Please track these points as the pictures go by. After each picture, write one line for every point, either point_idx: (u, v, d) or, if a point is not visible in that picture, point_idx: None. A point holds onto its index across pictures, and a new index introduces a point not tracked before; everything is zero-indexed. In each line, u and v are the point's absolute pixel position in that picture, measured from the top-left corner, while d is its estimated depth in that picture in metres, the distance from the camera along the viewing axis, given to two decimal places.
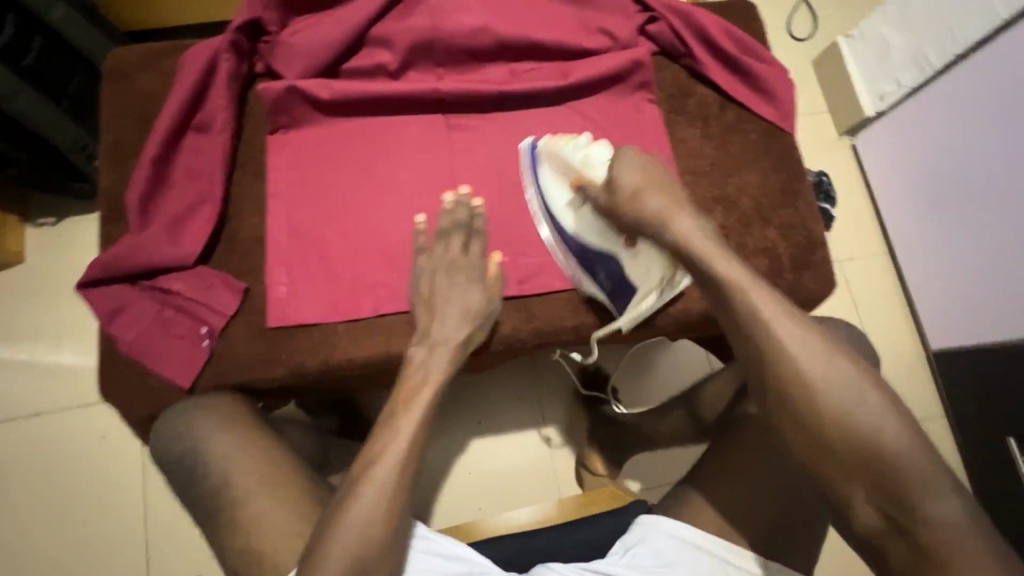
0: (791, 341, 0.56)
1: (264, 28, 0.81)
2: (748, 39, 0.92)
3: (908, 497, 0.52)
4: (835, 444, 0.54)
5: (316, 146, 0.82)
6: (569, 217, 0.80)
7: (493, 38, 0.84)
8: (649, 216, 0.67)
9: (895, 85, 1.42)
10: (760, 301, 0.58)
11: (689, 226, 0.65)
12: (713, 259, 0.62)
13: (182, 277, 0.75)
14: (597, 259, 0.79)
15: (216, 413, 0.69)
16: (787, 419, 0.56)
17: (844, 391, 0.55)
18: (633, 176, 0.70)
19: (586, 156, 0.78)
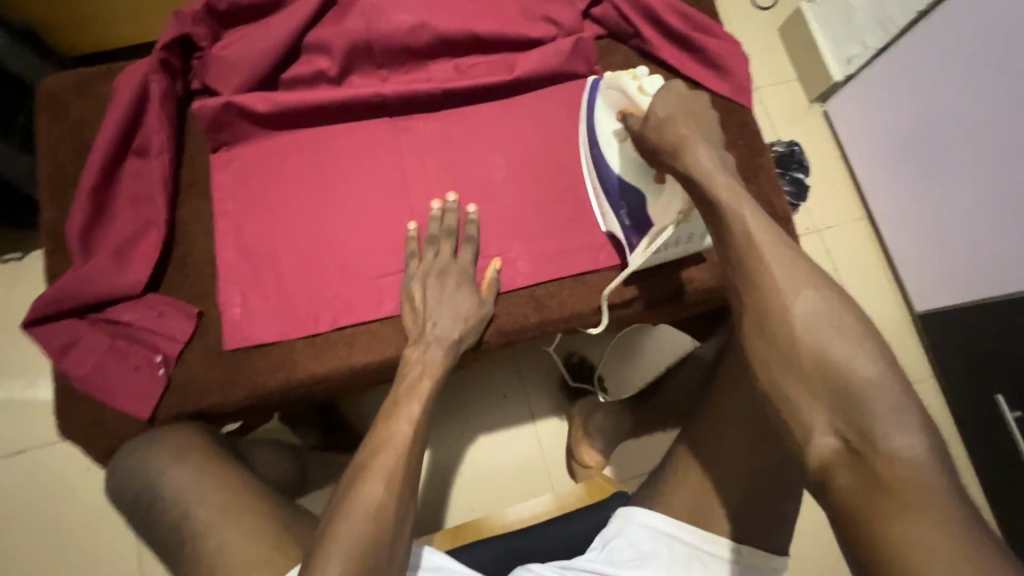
0: (776, 264, 0.54)
1: (196, 44, 0.78)
2: (697, 14, 0.90)
3: (870, 425, 0.48)
4: (809, 373, 0.51)
5: (259, 160, 0.80)
6: (611, 150, 0.76)
7: (432, 35, 0.82)
8: (670, 146, 0.62)
9: (861, 48, 1.40)
10: (753, 224, 0.55)
11: (708, 156, 0.60)
12: (715, 183, 0.58)
13: (132, 307, 0.73)
14: (621, 193, 0.77)
15: (170, 443, 0.69)
16: (761, 341, 0.53)
17: (827, 321, 0.51)
18: (670, 106, 0.64)
19: (641, 85, 0.71)
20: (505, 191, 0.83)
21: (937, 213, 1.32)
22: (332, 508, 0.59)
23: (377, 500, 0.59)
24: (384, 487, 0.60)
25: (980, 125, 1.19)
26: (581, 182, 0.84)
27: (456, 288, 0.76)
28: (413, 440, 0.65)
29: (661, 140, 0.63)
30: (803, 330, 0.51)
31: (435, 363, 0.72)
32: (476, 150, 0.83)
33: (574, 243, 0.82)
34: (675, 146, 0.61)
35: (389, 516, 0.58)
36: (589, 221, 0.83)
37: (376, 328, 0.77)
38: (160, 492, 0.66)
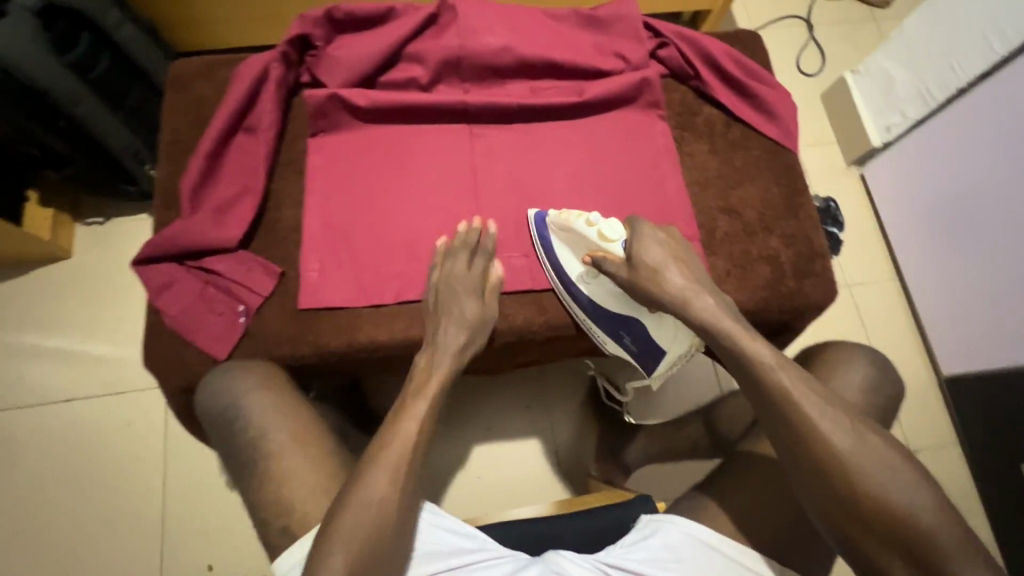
0: (815, 415, 0.62)
1: (312, 43, 0.90)
2: (752, 64, 0.99)
3: (937, 562, 0.56)
4: (867, 513, 0.59)
5: (349, 147, 0.89)
6: (586, 286, 0.83)
7: (516, 57, 0.92)
8: (674, 293, 0.73)
9: (900, 117, 1.48)
10: (786, 379, 0.64)
11: (710, 306, 0.72)
12: (723, 328, 0.70)
13: (224, 259, 0.81)
14: (621, 326, 0.84)
15: (257, 372, 0.75)
16: (811, 473, 0.61)
17: (867, 458, 0.60)
18: (655, 254, 0.76)
19: (600, 229, 0.79)
20: (564, 200, 0.90)
21: (966, 282, 1.37)
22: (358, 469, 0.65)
23: (398, 459, 0.65)
24: (401, 450, 0.66)
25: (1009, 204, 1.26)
26: (633, 199, 0.92)
27: (467, 296, 0.80)
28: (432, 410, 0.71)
29: (669, 291, 0.74)
30: (866, 486, 0.59)
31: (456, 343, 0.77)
32: (541, 160, 0.92)
33: None
34: (688, 299, 0.73)
35: (402, 475, 0.65)
36: None
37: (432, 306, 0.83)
38: (240, 415, 0.72)
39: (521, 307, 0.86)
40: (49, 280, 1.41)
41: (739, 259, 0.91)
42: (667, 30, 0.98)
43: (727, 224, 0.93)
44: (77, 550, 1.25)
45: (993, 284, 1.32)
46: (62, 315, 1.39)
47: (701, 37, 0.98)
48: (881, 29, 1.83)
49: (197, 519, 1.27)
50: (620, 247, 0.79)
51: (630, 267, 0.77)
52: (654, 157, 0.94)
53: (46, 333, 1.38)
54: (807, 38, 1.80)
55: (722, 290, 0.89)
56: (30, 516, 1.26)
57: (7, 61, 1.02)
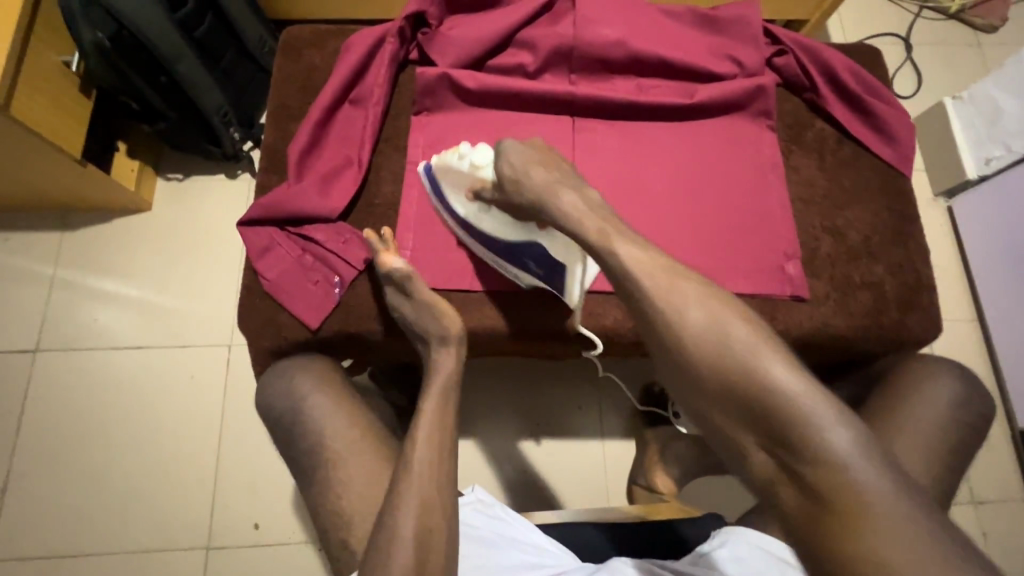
0: (663, 298, 0.60)
1: (427, 21, 0.89)
2: (873, 80, 0.94)
3: (792, 435, 0.53)
4: (716, 393, 0.57)
5: (451, 129, 0.88)
6: (478, 220, 0.78)
7: (629, 52, 0.90)
8: (537, 193, 0.69)
9: (1003, 150, 1.40)
10: (634, 258, 0.61)
11: (573, 200, 0.67)
12: (585, 229, 0.65)
13: (323, 229, 0.81)
14: (522, 253, 0.78)
15: (313, 373, 0.77)
16: (667, 361, 0.60)
17: (727, 342, 0.57)
18: (518, 155, 0.71)
19: (472, 160, 0.76)
20: (665, 206, 0.88)
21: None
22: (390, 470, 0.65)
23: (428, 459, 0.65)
24: (428, 451, 0.66)
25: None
26: (734, 210, 0.88)
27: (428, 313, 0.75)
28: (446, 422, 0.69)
29: (535, 191, 0.69)
30: (728, 374, 0.56)
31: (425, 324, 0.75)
32: (642, 160, 0.90)
33: (721, 265, 0.86)
34: (545, 201, 0.68)
35: (442, 480, 0.65)
36: (735, 250, 0.87)
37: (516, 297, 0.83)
38: (303, 414, 0.75)
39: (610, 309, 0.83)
40: (129, 229, 1.45)
41: (840, 284, 0.87)
42: (787, 38, 0.94)
43: (831, 247, 0.89)
44: (131, 492, 1.29)
45: None
46: (137, 265, 1.44)
47: (822, 47, 0.93)
48: (986, 55, 1.73)
49: (246, 477, 1.30)
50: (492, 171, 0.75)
51: (497, 188, 0.73)
52: (759, 167, 0.90)
53: (121, 281, 1.42)
54: (903, 57, 1.71)
55: (819, 314, 0.85)
56: (92, 453, 1.31)
57: (123, 14, 1.06)
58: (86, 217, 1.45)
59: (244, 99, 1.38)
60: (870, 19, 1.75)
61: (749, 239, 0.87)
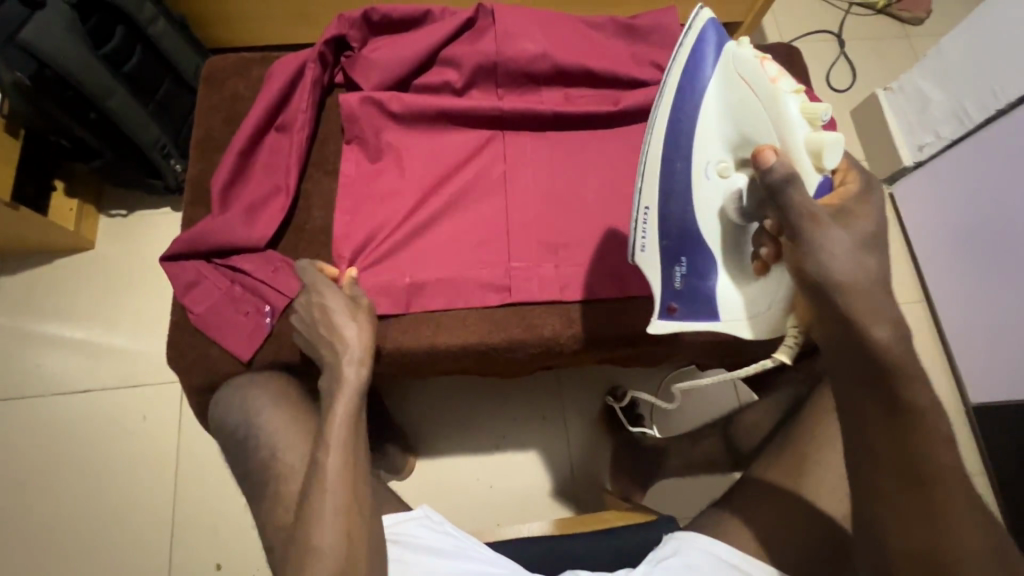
0: (939, 466, 0.51)
1: (348, 44, 0.89)
2: None
3: None
4: (917, 559, 0.52)
5: (380, 149, 0.88)
6: (704, 178, 0.61)
7: (552, 64, 0.91)
8: (845, 281, 0.50)
9: (934, 137, 1.46)
10: (925, 399, 0.51)
11: (865, 268, 0.51)
12: (876, 331, 0.50)
13: (251, 258, 0.80)
14: (687, 249, 0.64)
15: (270, 387, 0.75)
16: (884, 499, 0.53)
17: (977, 522, 0.51)
18: (861, 222, 0.54)
19: (823, 148, 0.55)
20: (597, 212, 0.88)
21: (996, 306, 1.34)
22: (308, 481, 0.62)
23: (332, 472, 0.62)
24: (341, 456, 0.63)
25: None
26: None
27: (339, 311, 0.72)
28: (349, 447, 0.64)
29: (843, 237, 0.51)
30: (949, 559, 0.50)
31: (329, 310, 0.72)
32: (573, 168, 0.90)
33: None
34: (852, 294, 0.50)
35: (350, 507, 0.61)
36: None
37: (461, 315, 0.83)
38: (251, 432, 0.71)
39: (550, 318, 0.83)
40: (71, 269, 1.41)
41: None
42: None
43: None
44: (85, 543, 1.24)
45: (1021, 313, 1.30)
46: (82, 305, 1.39)
47: None
48: (914, 46, 1.80)
49: (206, 517, 1.26)
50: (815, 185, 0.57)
51: (789, 217, 0.52)
52: None
53: (65, 323, 1.38)
54: (837, 53, 1.77)
55: None
56: (41, 505, 1.26)
57: (43, 51, 1.02)
58: (25, 260, 1.41)
59: (183, 131, 1.37)
60: (802, 18, 1.81)
61: None
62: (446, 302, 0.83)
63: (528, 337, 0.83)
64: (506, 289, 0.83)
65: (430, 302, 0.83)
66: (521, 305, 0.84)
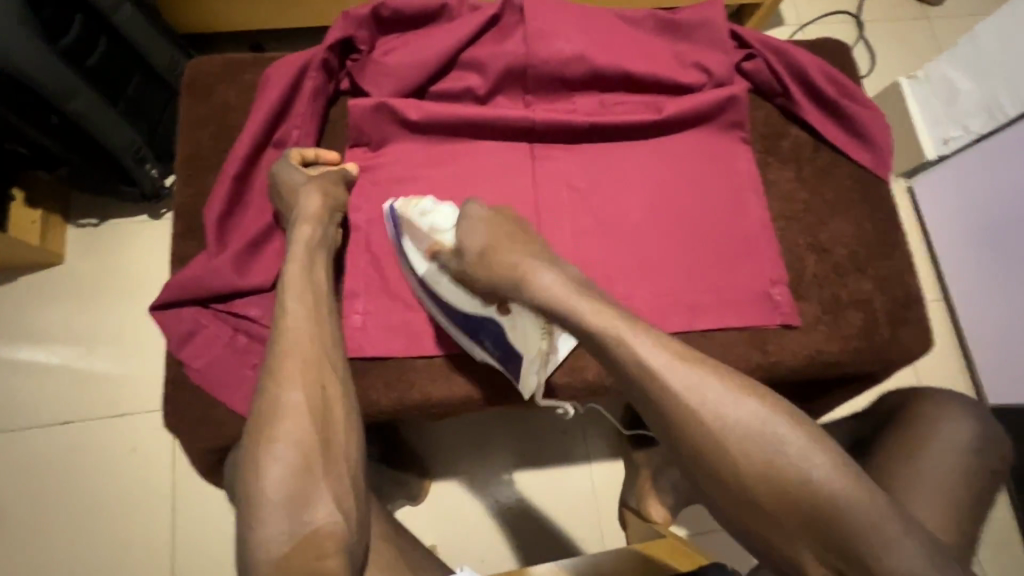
0: (714, 401, 0.55)
1: (356, 46, 0.77)
2: (846, 81, 0.88)
3: (857, 550, 0.50)
4: (766, 505, 0.52)
5: (398, 168, 0.78)
6: (443, 287, 0.71)
7: (588, 67, 0.80)
8: (506, 273, 0.65)
9: (961, 131, 1.37)
10: (641, 346, 0.57)
11: (555, 283, 0.62)
12: (575, 305, 0.61)
13: (257, 302, 0.70)
14: (476, 327, 0.71)
15: None
16: (708, 467, 0.55)
17: (761, 439, 0.53)
18: (479, 237, 0.67)
19: (433, 219, 0.71)
20: (639, 238, 0.80)
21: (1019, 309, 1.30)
22: (248, 470, 0.55)
23: (286, 464, 0.55)
24: (293, 436, 0.56)
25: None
26: (714, 236, 0.82)
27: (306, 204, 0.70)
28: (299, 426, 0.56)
29: (508, 273, 0.65)
30: (778, 491, 0.52)
31: (305, 239, 0.67)
32: (613, 187, 0.82)
33: (702, 298, 0.79)
34: (520, 281, 0.64)
35: (298, 496, 0.54)
36: (717, 280, 0.80)
37: (497, 359, 0.74)
38: None
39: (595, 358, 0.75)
40: (40, 287, 1.28)
41: (828, 305, 0.82)
42: (755, 40, 0.86)
43: (816, 265, 0.83)
44: None
45: None
46: (54, 326, 1.27)
47: (791, 47, 0.86)
48: (935, 29, 1.72)
49: (206, 553, 1.18)
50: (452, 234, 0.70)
51: (459, 254, 0.68)
52: (736, 185, 0.84)
53: (37, 347, 1.25)
54: (856, 37, 1.68)
55: (811, 341, 0.80)
56: (24, 547, 1.16)
57: None
58: None
59: (158, 131, 1.22)
60: None
61: (731, 264, 0.81)
62: (477, 342, 0.74)
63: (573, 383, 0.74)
64: None
65: (459, 342, 0.73)
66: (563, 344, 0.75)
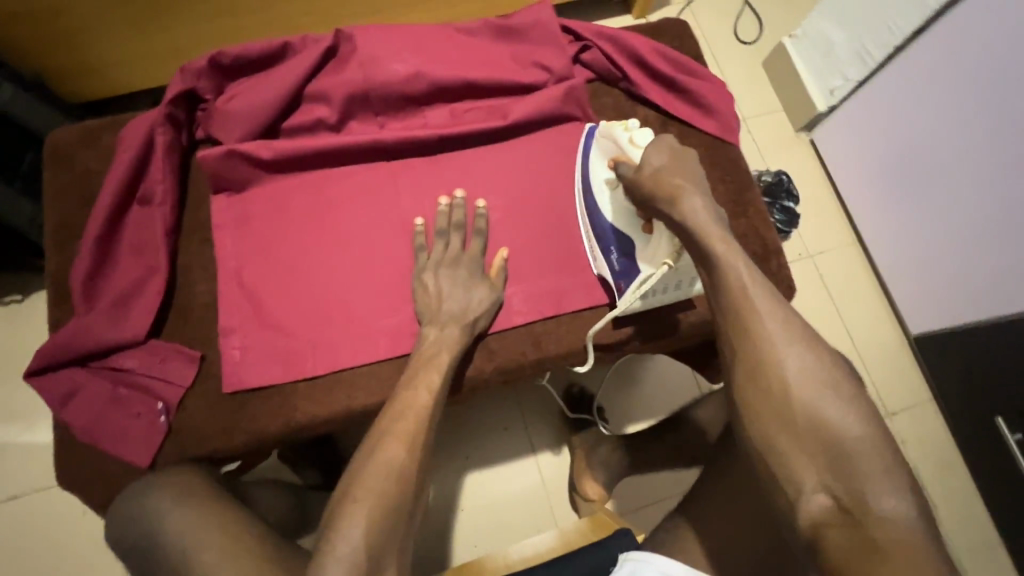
0: (777, 330, 0.56)
1: (201, 96, 0.82)
2: (681, 57, 0.93)
3: (864, 491, 0.51)
4: (801, 433, 0.53)
5: (261, 206, 0.82)
6: (605, 194, 0.77)
7: (428, 82, 0.85)
8: (665, 192, 0.63)
9: (843, 80, 1.39)
10: (741, 263, 0.59)
11: (703, 208, 0.62)
12: (710, 234, 0.60)
13: (135, 353, 0.73)
14: (614, 239, 0.78)
15: (170, 486, 0.66)
16: (751, 389, 0.56)
17: (824, 385, 0.54)
18: (661, 158, 0.66)
19: (631, 137, 0.72)
20: (503, 234, 0.84)
21: (931, 240, 1.30)
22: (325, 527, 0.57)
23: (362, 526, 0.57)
24: (377, 492, 0.59)
25: (972, 160, 1.18)
26: (574, 221, 0.86)
27: (456, 281, 0.78)
28: (391, 482, 0.60)
29: (655, 190, 0.64)
30: (813, 419, 0.53)
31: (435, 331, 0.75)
32: (472, 190, 0.85)
33: (568, 282, 0.83)
34: (660, 192, 0.64)
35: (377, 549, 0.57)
36: (581, 262, 0.85)
37: (377, 369, 0.77)
38: (156, 540, 0.63)
39: (470, 355, 0.79)
40: None
41: None
42: (587, 32, 0.91)
43: None
44: None
45: (955, 242, 1.26)
46: None
47: (622, 34, 0.91)
48: None
49: None
50: (640, 154, 0.70)
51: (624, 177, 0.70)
52: None
53: None
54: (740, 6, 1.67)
55: (678, 306, 0.84)
56: None
57: None
58: None
59: None
60: None
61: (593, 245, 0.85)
62: (352, 359, 0.76)
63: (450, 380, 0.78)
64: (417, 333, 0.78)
65: (335, 361, 0.76)
66: None
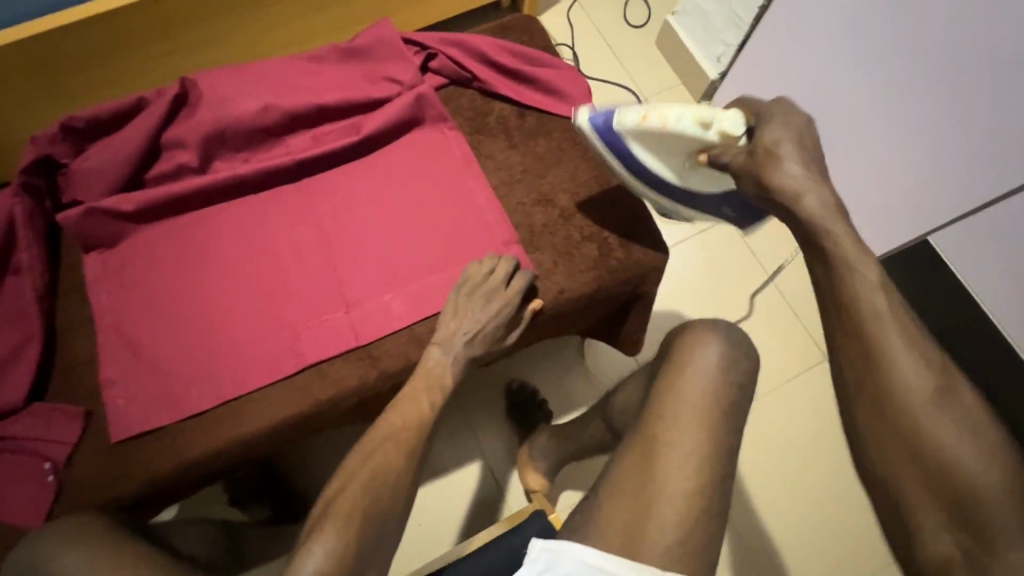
0: (896, 343, 0.52)
1: (58, 161, 0.85)
2: (528, 50, 0.97)
3: (987, 528, 0.48)
4: (913, 464, 0.51)
5: (133, 255, 0.83)
6: (667, 168, 0.81)
7: (280, 113, 0.88)
8: (777, 176, 0.58)
9: (725, 46, 1.33)
10: (862, 263, 0.53)
11: (825, 196, 0.56)
12: (825, 219, 0.55)
13: (19, 420, 0.75)
14: (717, 199, 0.82)
15: (62, 532, 0.66)
16: (861, 406, 0.53)
17: (941, 408, 0.51)
18: (776, 132, 0.61)
19: (718, 125, 0.69)
20: (375, 244, 0.86)
21: (873, 161, 1.09)
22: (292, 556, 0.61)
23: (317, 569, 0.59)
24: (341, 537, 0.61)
25: (951, 66, 0.89)
26: (443, 220, 0.88)
27: (482, 302, 0.81)
28: (353, 523, 0.62)
29: (776, 177, 0.58)
30: (923, 444, 0.51)
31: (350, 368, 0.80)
32: (339, 206, 0.88)
33: (443, 279, 0.85)
34: (791, 180, 0.57)
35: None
36: (455, 258, 0.87)
37: (267, 393, 0.79)
38: None
39: (352, 368, 0.80)
40: None
41: (562, 245, 0.88)
42: (430, 41, 0.95)
43: (543, 216, 0.90)
44: None
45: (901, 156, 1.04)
46: None
47: (466, 38, 0.95)
48: None
49: None
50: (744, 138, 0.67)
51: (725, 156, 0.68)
52: (452, 169, 0.90)
53: None
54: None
55: (552, 283, 0.87)
56: None
57: None
58: None
59: None
60: None
61: (464, 238, 0.88)
62: (236, 389, 0.78)
63: (342, 402, 0.81)
64: (299, 353, 0.80)
65: (219, 393, 0.78)
66: (321, 363, 0.80)
